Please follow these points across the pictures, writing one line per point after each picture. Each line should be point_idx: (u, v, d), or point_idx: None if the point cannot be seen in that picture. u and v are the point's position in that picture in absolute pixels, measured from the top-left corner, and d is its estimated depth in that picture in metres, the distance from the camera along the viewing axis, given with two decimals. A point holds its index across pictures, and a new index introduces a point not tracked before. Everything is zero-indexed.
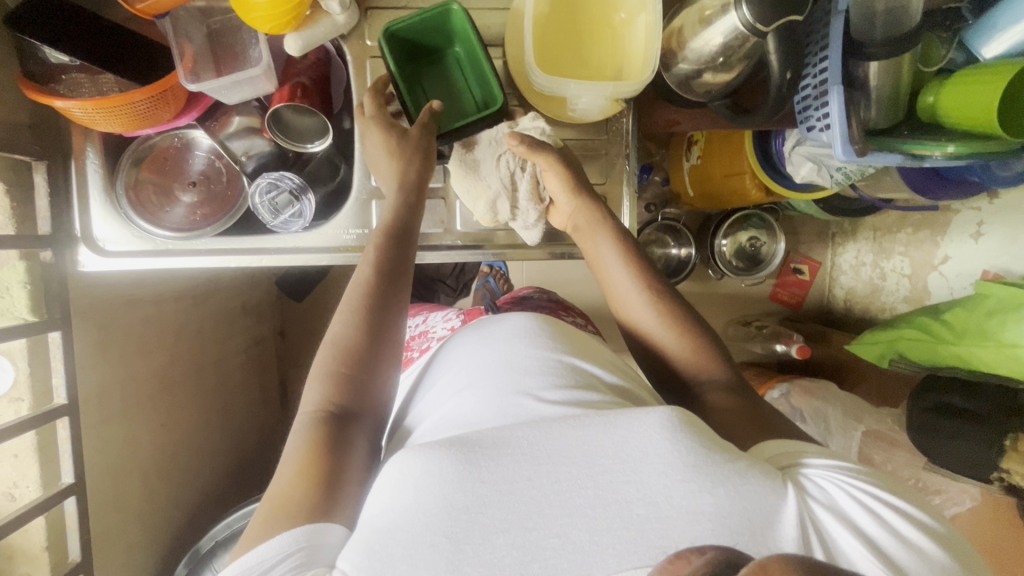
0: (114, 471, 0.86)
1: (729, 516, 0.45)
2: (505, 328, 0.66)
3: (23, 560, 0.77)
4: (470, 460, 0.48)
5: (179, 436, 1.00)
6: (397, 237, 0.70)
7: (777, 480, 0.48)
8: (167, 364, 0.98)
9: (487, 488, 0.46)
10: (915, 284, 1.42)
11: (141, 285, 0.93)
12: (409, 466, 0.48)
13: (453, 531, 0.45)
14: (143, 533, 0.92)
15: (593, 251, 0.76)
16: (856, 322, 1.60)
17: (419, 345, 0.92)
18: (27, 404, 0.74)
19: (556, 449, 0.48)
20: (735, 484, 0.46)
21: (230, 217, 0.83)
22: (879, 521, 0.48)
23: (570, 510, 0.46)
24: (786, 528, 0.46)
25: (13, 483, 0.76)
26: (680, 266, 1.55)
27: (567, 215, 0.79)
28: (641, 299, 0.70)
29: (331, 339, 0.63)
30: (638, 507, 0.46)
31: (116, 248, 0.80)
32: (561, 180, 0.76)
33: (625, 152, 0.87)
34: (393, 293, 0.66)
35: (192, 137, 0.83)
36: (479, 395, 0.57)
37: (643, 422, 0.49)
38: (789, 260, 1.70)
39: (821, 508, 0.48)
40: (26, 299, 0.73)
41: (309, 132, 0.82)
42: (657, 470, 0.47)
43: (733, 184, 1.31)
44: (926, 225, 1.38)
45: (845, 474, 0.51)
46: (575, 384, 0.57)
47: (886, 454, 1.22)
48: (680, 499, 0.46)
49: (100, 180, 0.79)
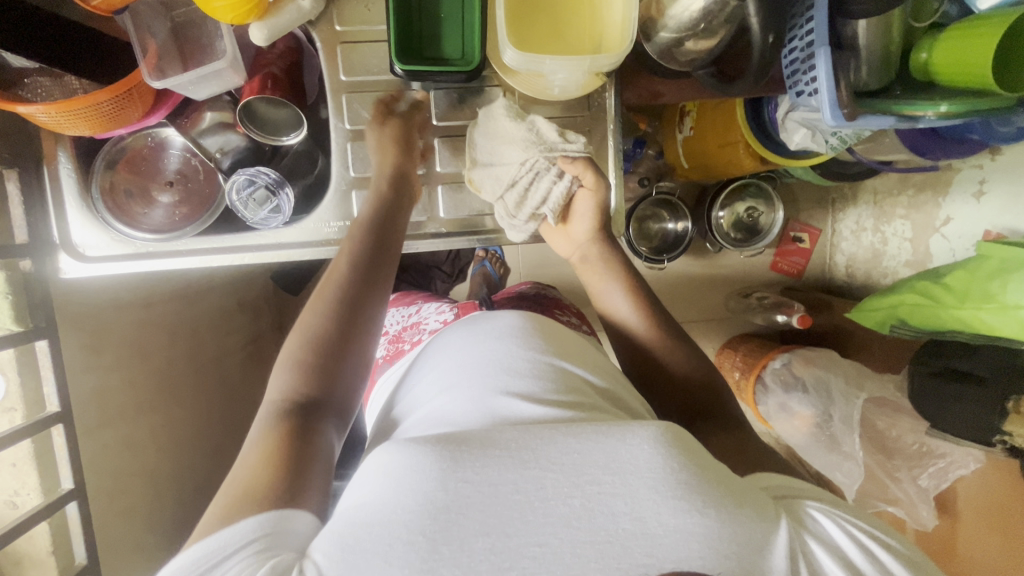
0: (115, 475, 0.87)
1: (717, 539, 0.45)
2: (495, 328, 0.65)
3: (31, 564, 0.79)
4: (455, 458, 0.47)
5: (184, 436, 1.02)
6: (376, 233, 0.72)
7: (771, 512, 0.49)
8: (164, 369, 0.98)
9: (470, 488, 0.46)
10: (916, 248, 1.42)
11: (129, 289, 0.93)
12: (391, 461, 0.48)
13: (431, 530, 0.44)
14: (151, 534, 0.94)
15: (599, 288, 0.81)
16: (858, 288, 1.61)
17: (409, 336, 0.91)
18: (20, 413, 0.75)
19: (545, 454, 0.48)
20: (727, 509, 0.46)
21: (210, 215, 0.81)
22: (869, 556, 0.50)
23: (553, 519, 0.45)
24: (777, 560, 0.47)
25: (15, 491, 0.77)
26: (676, 241, 1.56)
27: (579, 245, 0.83)
28: (639, 325, 0.78)
29: (314, 305, 0.66)
30: (624, 521, 0.45)
31: (98, 253, 0.78)
32: (593, 206, 0.80)
33: (610, 129, 0.84)
34: (381, 263, 0.71)
35: (165, 135, 0.81)
36: (468, 395, 0.57)
37: (637, 437, 0.49)
38: (788, 229, 1.70)
39: (815, 542, 0.50)
40: (8, 310, 0.72)
41: (284, 124, 0.81)
42: (647, 486, 0.46)
43: (727, 155, 1.29)
44: (926, 187, 1.38)
45: (837, 509, 0.54)
46: (566, 391, 0.58)
47: (890, 420, 1.23)
48: (669, 518, 0.45)
49: (75, 184, 0.77)
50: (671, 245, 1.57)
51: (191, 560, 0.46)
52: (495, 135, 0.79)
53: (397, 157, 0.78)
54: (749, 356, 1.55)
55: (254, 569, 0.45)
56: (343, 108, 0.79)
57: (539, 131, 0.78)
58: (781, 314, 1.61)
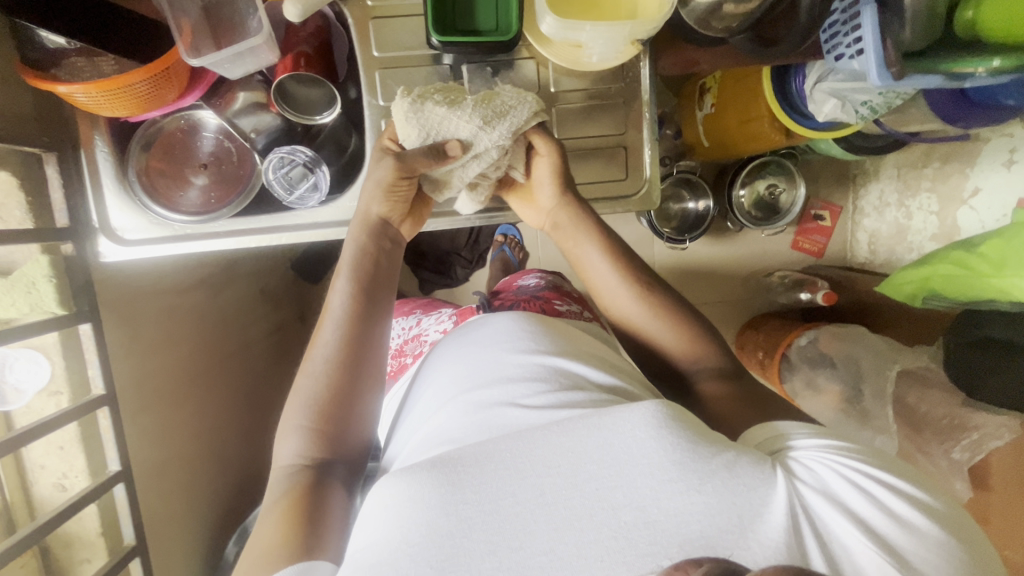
0: (157, 457, 0.87)
1: (717, 513, 0.48)
2: (493, 337, 0.70)
3: (81, 545, 0.80)
4: (455, 483, 0.51)
5: (217, 423, 1.03)
6: (367, 283, 0.71)
7: (766, 466, 0.51)
8: (195, 356, 0.99)
9: (471, 509, 0.50)
10: (943, 221, 1.41)
11: (164, 275, 0.93)
12: (397, 493, 0.53)
13: (439, 559, 0.48)
14: (192, 515, 0.95)
15: (575, 250, 0.80)
16: (882, 264, 1.62)
17: (411, 349, 0.96)
18: (66, 396, 0.75)
19: (540, 461, 0.52)
20: (723, 480, 0.49)
21: (245, 196, 0.80)
22: (865, 495, 0.49)
23: (556, 525, 0.49)
24: (774, 517, 0.48)
25: (64, 473, 0.78)
26: (697, 221, 1.58)
27: (547, 213, 0.81)
28: (619, 284, 0.76)
29: (315, 353, 0.69)
30: (625, 513, 0.49)
31: (137, 236, 0.78)
32: (552, 169, 0.77)
33: (642, 99, 0.83)
34: (377, 289, 0.73)
35: (199, 117, 0.80)
36: (468, 408, 0.62)
37: (628, 423, 0.52)
38: (809, 207, 1.72)
39: (811, 491, 0.50)
40: (54, 292, 0.71)
41: (317, 103, 0.79)
42: (640, 473, 0.50)
43: (752, 131, 1.26)
44: (952, 158, 1.37)
45: (838, 453, 0.53)
46: (561, 385, 0.61)
47: (920, 395, 1.20)
48: (666, 501, 0.49)
49: (111, 167, 0.76)
50: (692, 225, 1.58)
51: None
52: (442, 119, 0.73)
53: (383, 203, 0.74)
54: (774, 334, 1.56)
55: None
56: (377, 84, 0.79)
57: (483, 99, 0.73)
58: (804, 292, 1.61)
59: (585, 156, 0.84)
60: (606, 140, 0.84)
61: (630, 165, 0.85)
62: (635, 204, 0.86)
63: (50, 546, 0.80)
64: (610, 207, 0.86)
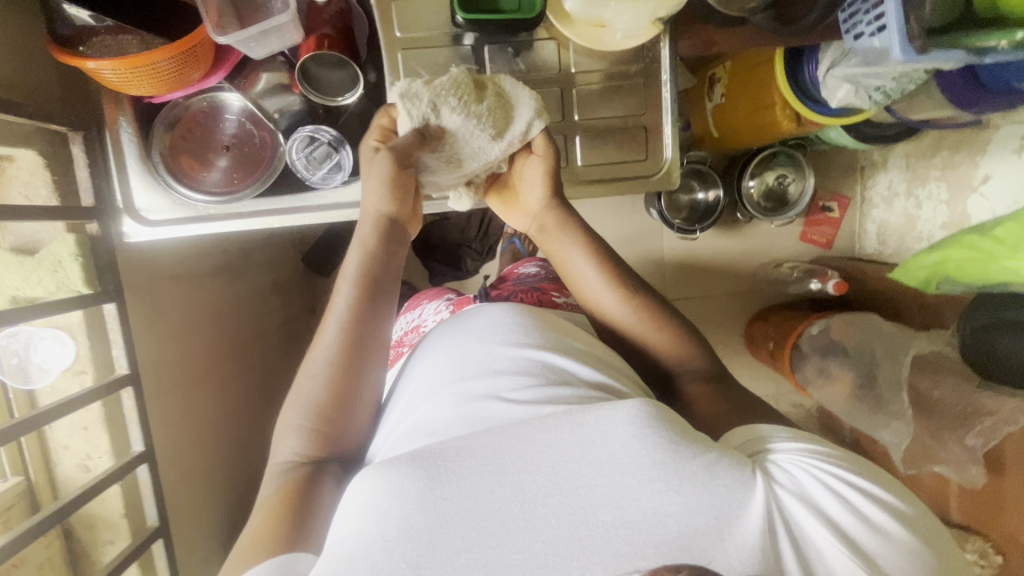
0: (177, 441, 0.87)
1: (695, 513, 0.49)
2: (478, 326, 0.68)
3: (104, 527, 0.80)
4: (435, 477, 0.50)
5: (231, 411, 1.03)
6: (370, 285, 0.69)
7: (748, 470, 0.52)
8: (212, 341, 0.99)
9: (448, 505, 0.49)
10: (953, 210, 1.41)
11: (183, 259, 0.93)
12: (374, 486, 0.51)
13: (416, 554, 0.48)
14: (209, 501, 0.96)
15: (561, 255, 0.79)
16: (891, 254, 1.62)
17: (410, 339, 0.98)
18: (91, 375, 0.76)
19: (522, 458, 0.51)
20: (702, 481, 0.50)
21: (267, 177, 0.80)
22: (841, 501, 0.52)
23: (534, 523, 0.49)
24: (751, 520, 0.50)
25: (87, 454, 0.78)
26: (708, 211, 1.58)
27: (534, 215, 0.81)
28: (605, 289, 0.76)
29: (315, 353, 0.68)
30: (603, 512, 0.49)
31: (160, 217, 0.78)
32: (544, 176, 0.77)
33: (663, 79, 0.83)
34: (381, 287, 0.71)
35: (222, 99, 0.80)
36: (452, 399, 0.60)
37: (613, 422, 0.52)
38: (817, 199, 1.73)
39: (789, 495, 0.52)
40: (79, 272, 0.71)
41: (339, 85, 0.79)
42: (622, 473, 0.50)
43: (761, 120, 1.29)
44: (961, 146, 1.38)
45: (817, 459, 0.55)
46: (547, 379, 0.61)
47: (931, 382, 1.23)
48: (645, 501, 0.49)
49: (135, 149, 0.77)
50: (702, 216, 1.60)
51: None
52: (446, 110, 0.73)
53: (385, 199, 0.71)
54: (785, 323, 1.56)
55: None
56: (400, 65, 0.79)
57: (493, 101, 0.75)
58: (815, 281, 1.62)
59: (607, 136, 0.84)
60: (627, 120, 0.84)
61: (651, 144, 0.85)
62: (657, 183, 0.86)
63: (72, 528, 0.80)
64: (632, 187, 0.86)
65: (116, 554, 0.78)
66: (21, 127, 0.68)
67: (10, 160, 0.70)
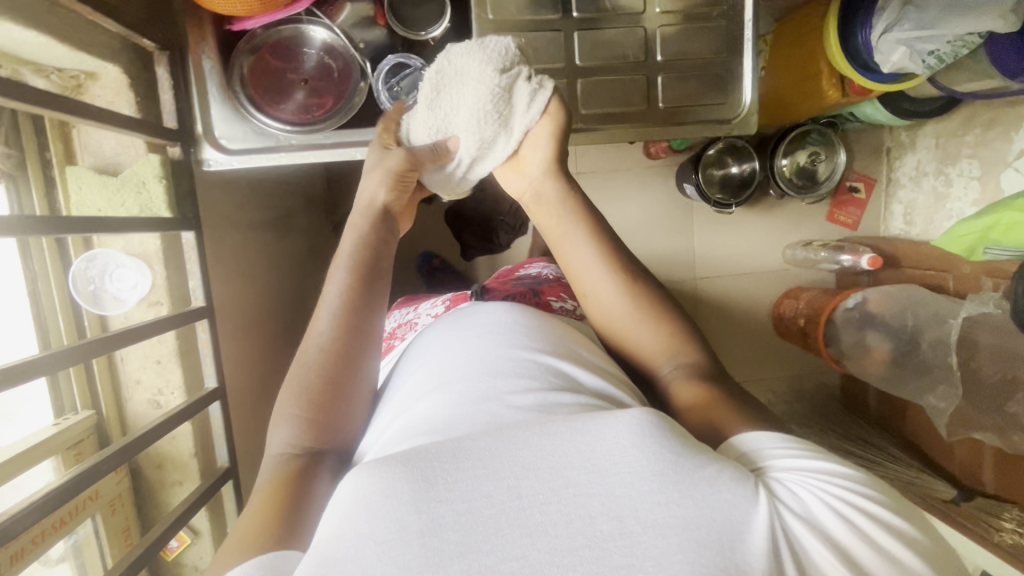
0: (237, 384, 0.88)
1: (700, 529, 0.36)
2: (480, 326, 0.61)
3: (173, 465, 0.78)
4: (430, 477, 0.39)
5: (265, 367, 1.00)
6: (365, 270, 0.61)
7: (749, 481, 0.40)
8: (253, 296, 0.97)
9: (444, 508, 0.37)
10: (985, 186, 1.38)
11: (225, 203, 0.90)
12: (360, 486, 0.40)
13: (406, 560, 0.35)
14: (256, 452, 0.94)
15: (557, 238, 0.68)
16: (918, 234, 1.60)
17: (402, 333, 0.84)
18: (167, 307, 0.73)
19: (519, 460, 0.40)
20: (702, 493, 0.38)
21: (348, 112, 0.78)
22: (852, 526, 0.39)
23: (530, 530, 0.36)
24: (755, 541, 0.37)
25: (159, 390, 0.76)
26: (743, 184, 1.54)
27: (531, 186, 0.70)
28: (603, 274, 0.64)
29: (307, 341, 0.59)
30: (601, 522, 0.36)
31: (241, 145, 0.76)
32: (547, 148, 0.68)
33: (744, 20, 0.83)
34: (378, 270, 0.62)
35: (305, 31, 0.77)
36: (448, 396, 0.51)
37: (613, 422, 0.42)
38: (844, 179, 1.70)
39: (794, 517, 0.39)
40: (163, 195, 0.70)
41: (425, 19, 0.78)
42: (623, 481, 0.38)
43: (808, 88, 1.27)
44: (996, 123, 1.33)
45: (822, 474, 0.43)
46: (549, 383, 0.52)
47: (969, 353, 1.19)
48: (645, 511, 0.37)
49: (217, 76, 0.75)
50: (738, 188, 1.54)
51: None
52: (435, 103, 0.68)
53: (390, 189, 0.66)
54: (819, 299, 1.56)
55: None
56: None
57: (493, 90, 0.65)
58: (846, 256, 1.62)
59: (687, 76, 0.84)
60: (706, 63, 0.84)
61: (728, 89, 0.85)
62: (735, 128, 0.86)
63: (139, 467, 0.78)
64: (708, 130, 0.87)
65: (186, 494, 0.77)
66: (108, 41, 0.67)
67: (95, 78, 0.69)
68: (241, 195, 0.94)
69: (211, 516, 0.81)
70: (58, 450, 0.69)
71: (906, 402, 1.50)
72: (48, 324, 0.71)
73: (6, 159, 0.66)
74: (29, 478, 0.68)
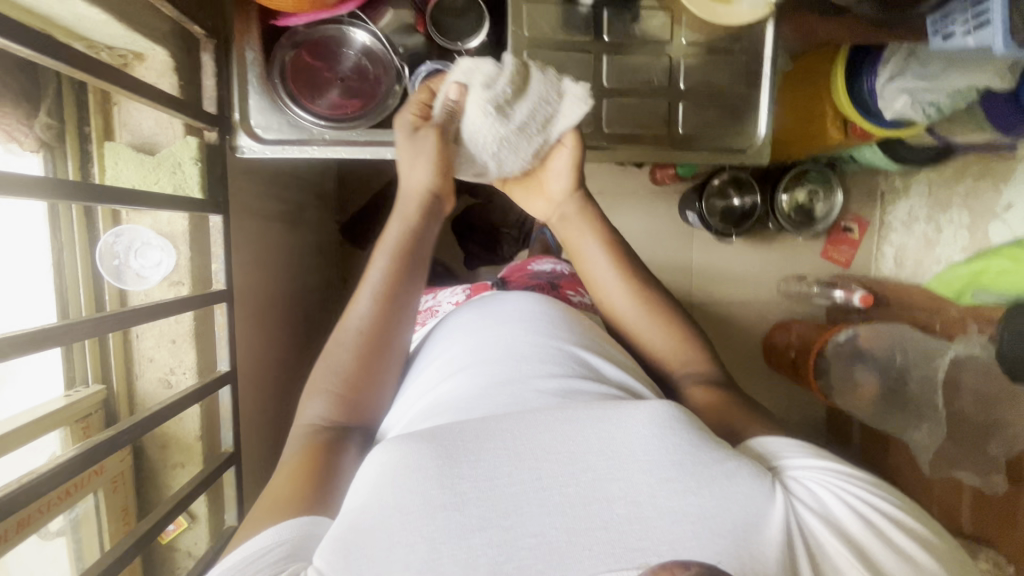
0: (244, 372, 0.89)
1: (710, 517, 0.40)
2: (506, 313, 0.61)
3: (176, 447, 0.78)
4: (452, 454, 0.41)
5: (270, 359, 1.00)
6: (408, 258, 0.62)
7: (763, 476, 0.43)
8: (265, 287, 0.98)
9: (467, 484, 0.40)
10: (974, 235, 1.43)
11: (247, 193, 0.91)
12: (386, 459, 0.41)
13: (429, 530, 0.38)
14: (254, 443, 0.94)
15: (575, 246, 0.71)
16: (906, 277, 1.65)
17: (422, 319, 0.85)
18: (188, 287, 0.74)
19: (542, 444, 0.42)
20: (720, 486, 0.41)
21: (379, 113, 0.80)
22: (861, 521, 0.43)
23: (549, 508, 0.39)
24: (767, 531, 0.40)
25: (171, 369, 0.76)
26: (744, 215, 1.58)
27: (555, 204, 0.72)
28: (616, 284, 0.68)
29: (343, 322, 0.60)
30: (617, 506, 0.40)
31: (274, 136, 0.79)
32: (569, 168, 0.70)
33: (762, 58, 0.87)
34: (420, 255, 0.63)
35: (349, 34, 0.79)
36: (470, 379, 0.52)
37: (635, 416, 0.44)
38: (838, 219, 1.75)
39: (810, 513, 0.42)
40: (197, 175, 0.72)
41: (465, 32, 0.81)
42: (640, 469, 0.41)
43: (812, 127, 1.32)
44: (986, 175, 1.39)
45: (834, 472, 0.46)
46: (572, 371, 0.53)
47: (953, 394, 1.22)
48: (660, 499, 0.40)
49: (258, 67, 0.77)
50: (738, 220, 1.59)
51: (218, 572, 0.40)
52: (490, 95, 0.65)
53: (437, 176, 0.66)
54: (811, 332, 1.59)
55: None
56: (523, 15, 0.82)
57: (543, 117, 0.68)
58: (839, 293, 1.66)
59: (707, 105, 0.88)
60: (724, 94, 0.88)
61: (744, 122, 0.89)
62: (749, 158, 0.90)
63: (143, 446, 0.79)
64: (722, 158, 0.90)
65: (188, 476, 0.77)
66: (161, 26, 0.69)
67: (142, 60, 0.71)
68: (262, 186, 0.96)
69: (208, 502, 0.81)
70: (67, 422, 0.69)
71: (887, 435, 1.48)
72: (69, 297, 0.72)
73: (47, 129, 0.68)
74: (36, 447, 0.68)
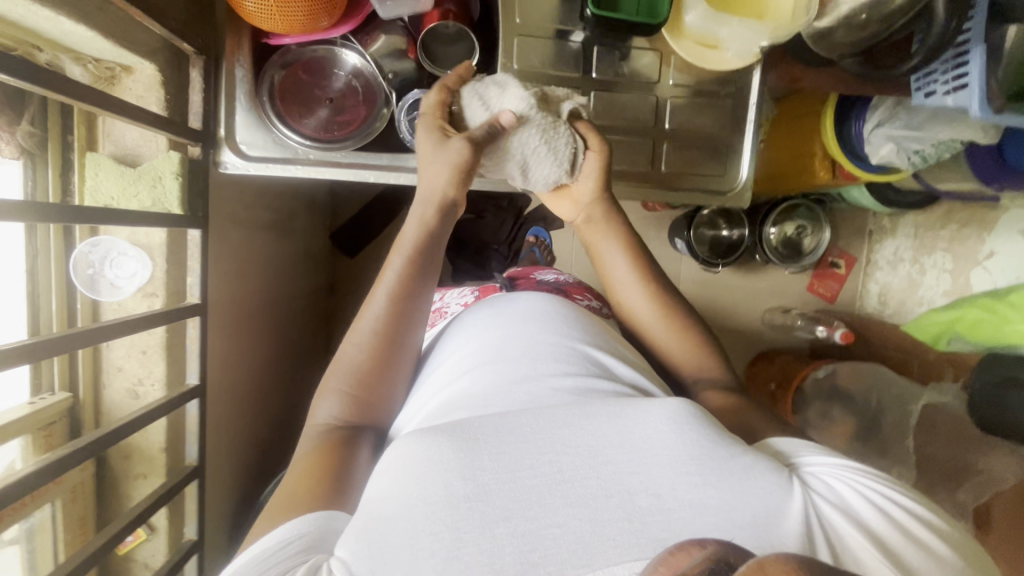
0: (217, 383, 0.89)
1: (730, 509, 0.40)
2: (521, 309, 0.62)
3: (139, 458, 0.78)
4: (472, 446, 0.41)
5: (247, 368, 1.00)
6: (421, 259, 0.62)
7: (781, 471, 0.44)
8: (245, 297, 0.98)
9: (488, 475, 0.40)
10: (956, 279, 1.45)
11: (233, 203, 0.92)
12: (408, 452, 0.42)
13: (453, 519, 0.38)
14: (223, 453, 0.93)
15: (602, 251, 0.74)
16: (889, 316, 1.67)
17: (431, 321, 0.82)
18: (161, 299, 0.74)
19: (561, 437, 0.43)
20: (738, 479, 0.42)
21: (366, 135, 0.80)
22: (881, 513, 0.43)
23: (571, 499, 0.40)
24: (789, 523, 0.41)
25: (139, 380, 0.76)
26: (731, 247, 1.60)
27: (581, 206, 0.75)
28: (638, 288, 0.71)
29: (357, 322, 0.61)
30: (640, 498, 0.40)
31: (258, 152, 0.79)
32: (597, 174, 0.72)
33: (749, 102, 0.89)
34: (433, 255, 0.64)
35: (340, 55, 0.80)
36: (487, 375, 0.53)
37: (654, 411, 0.45)
38: (826, 254, 1.77)
39: (829, 505, 0.43)
40: (177, 190, 0.72)
41: (455, 61, 0.81)
42: (661, 462, 0.42)
43: (801, 166, 1.34)
44: (971, 222, 1.41)
45: (852, 468, 0.46)
46: (587, 370, 0.53)
47: (924, 441, 1.23)
48: (682, 490, 0.41)
49: (246, 84, 0.78)
50: (725, 251, 1.60)
51: (238, 567, 0.42)
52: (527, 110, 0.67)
53: (452, 183, 0.64)
54: (792, 366, 1.60)
55: (295, 567, 0.40)
56: (514, 49, 0.83)
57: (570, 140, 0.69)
58: (820, 328, 1.63)
59: (690, 146, 0.89)
60: (709, 136, 0.89)
61: (728, 163, 0.91)
62: (730, 200, 0.92)
63: (108, 454, 0.78)
64: (701, 199, 0.91)
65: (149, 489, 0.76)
66: (150, 41, 0.69)
67: (129, 72, 0.71)
68: (248, 197, 0.96)
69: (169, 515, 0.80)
70: (29, 429, 0.69)
71: None
72: (41, 303, 0.73)
73: (30, 137, 0.69)
74: None
